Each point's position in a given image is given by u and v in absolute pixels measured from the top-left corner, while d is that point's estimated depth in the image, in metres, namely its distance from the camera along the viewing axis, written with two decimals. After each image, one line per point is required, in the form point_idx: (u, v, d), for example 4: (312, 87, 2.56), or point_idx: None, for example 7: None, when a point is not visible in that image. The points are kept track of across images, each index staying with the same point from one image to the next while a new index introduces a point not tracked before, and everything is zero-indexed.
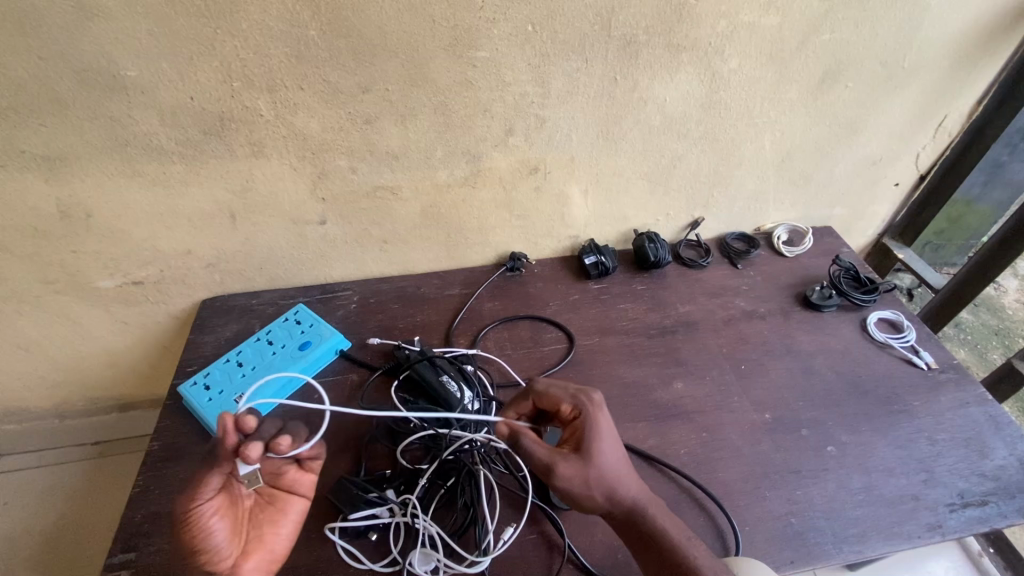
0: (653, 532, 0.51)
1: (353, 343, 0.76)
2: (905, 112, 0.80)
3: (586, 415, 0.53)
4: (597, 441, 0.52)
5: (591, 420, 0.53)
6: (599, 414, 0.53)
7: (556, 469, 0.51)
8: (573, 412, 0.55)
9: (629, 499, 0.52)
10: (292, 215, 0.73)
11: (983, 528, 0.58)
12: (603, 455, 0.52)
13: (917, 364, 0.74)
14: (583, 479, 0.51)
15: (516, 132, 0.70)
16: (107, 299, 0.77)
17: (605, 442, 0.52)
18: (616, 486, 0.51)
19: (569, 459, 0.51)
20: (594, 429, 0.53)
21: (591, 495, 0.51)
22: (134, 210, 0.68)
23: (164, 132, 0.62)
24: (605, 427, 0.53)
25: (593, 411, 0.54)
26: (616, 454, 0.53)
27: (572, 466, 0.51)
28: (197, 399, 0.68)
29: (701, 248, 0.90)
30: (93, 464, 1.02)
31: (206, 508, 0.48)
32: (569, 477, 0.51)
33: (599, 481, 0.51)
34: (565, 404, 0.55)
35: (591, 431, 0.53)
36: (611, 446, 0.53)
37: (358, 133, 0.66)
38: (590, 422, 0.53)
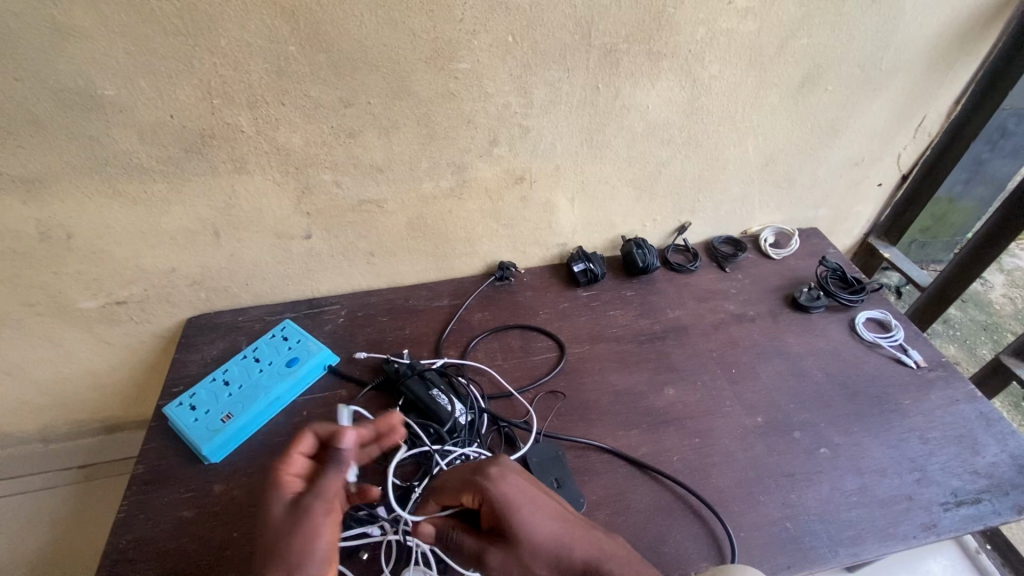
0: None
1: (341, 358, 0.76)
2: (884, 113, 0.81)
3: (486, 495, 0.49)
4: (511, 517, 0.48)
5: (496, 498, 0.49)
6: (496, 489, 0.49)
7: (486, 557, 0.48)
8: (476, 498, 0.50)
9: (579, 560, 0.48)
10: (277, 230, 0.72)
11: (978, 526, 0.58)
12: (524, 531, 0.48)
13: (906, 363, 0.75)
14: (517, 561, 0.47)
15: (501, 142, 0.70)
16: (90, 320, 0.76)
17: (524, 515, 0.48)
18: (549, 557, 0.47)
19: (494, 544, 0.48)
20: (504, 506, 0.48)
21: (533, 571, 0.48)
22: (116, 229, 0.67)
23: (144, 150, 0.61)
24: (515, 501, 0.49)
25: (494, 489, 0.49)
26: (546, 525, 0.49)
27: (500, 551, 0.48)
28: (183, 420, 0.67)
29: (689, 252, 0.90)
30: (79, 489, 1.00)
31: (324, 513, 0.46)
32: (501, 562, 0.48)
33: (532, 559, 0.47)
34: (466, 495, 0.50)
35: (497, 509, 0.48)
36: (535, 518, 0.49)
37: (341, 147, 0.66)
38: (493, 501, 0.49)
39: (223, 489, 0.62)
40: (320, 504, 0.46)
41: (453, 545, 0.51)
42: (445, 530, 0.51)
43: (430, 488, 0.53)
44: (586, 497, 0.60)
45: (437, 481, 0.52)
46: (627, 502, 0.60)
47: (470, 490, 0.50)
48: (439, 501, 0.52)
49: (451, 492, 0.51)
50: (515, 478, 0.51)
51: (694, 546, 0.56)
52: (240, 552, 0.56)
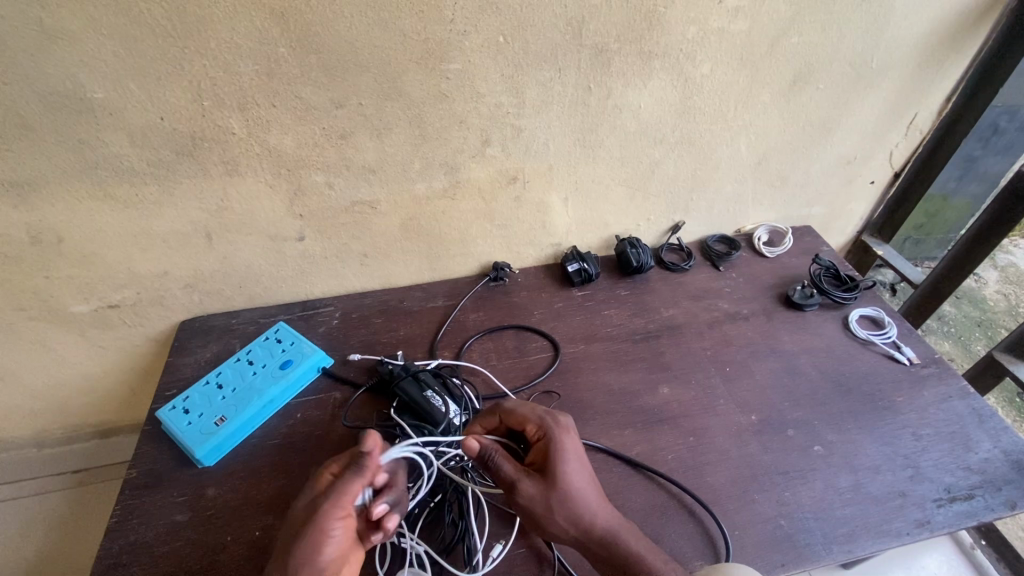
0: (620, 559, 0.49)
1: (335, 360, 0.76)
2: (876, 111, 0.82)
3: (550, 437, 0.53)
4: (560, 463, 0.51)
5: (555, 444, 0.52)
6: (563, 437, 0.53)
7: (518, 486, 0.51)
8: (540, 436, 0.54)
9: (597, 526, 0.50)
10: (270, 232, 0.72)
11: (972, 522, 0.58)
12: (568, 479, 0.51)
13: (899, 360, 0.75)
14: (545, 501, 0.50)
15: (493, 143, 0.70)
16: (83, 324, 0.76)
17: (573, 466, 0.52)
18: (575, 511, 0.50)
19: (534, 479, 0.51)
20: (559, 452, 0.52)
21: (553, 517, 0.50)
22: (107, 233, 0.67)
23: (135, 154, 0.61)
24: (570, 452, 0.52)
25: (560, 433, 0.53)
26: (586, 482, 0.52)
27: (534, 486, 0.51)
28: (177, 423, 0.66)
29: (683, 251, 0.90)
30: (73, 494, 0.99)
31: (337, 520, 0.47)
32: (530, 496, 0.50)
33: (558, 505, 0.50)
34: (534, 425, 0.54)
35: (555, 451, 0.52)
36: (581, 473, 0.52)
37: (333, 149, 0.66)
38: (554, 444, 0.52)
39: (216, 492, 0.61)
40: (336, 510, 0.47)
41: (489, 466, 0.52)
42: (488, 451, 0.52)
43: (496, 406, 0.57)
44: None
45: (506, 404, 0.56)
46: (622, 501, 0.60)
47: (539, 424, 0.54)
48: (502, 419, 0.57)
49: (519, 418, 0.55)
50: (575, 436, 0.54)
51: (688, 544, 0.56)
52: (233, 555, 0.56)
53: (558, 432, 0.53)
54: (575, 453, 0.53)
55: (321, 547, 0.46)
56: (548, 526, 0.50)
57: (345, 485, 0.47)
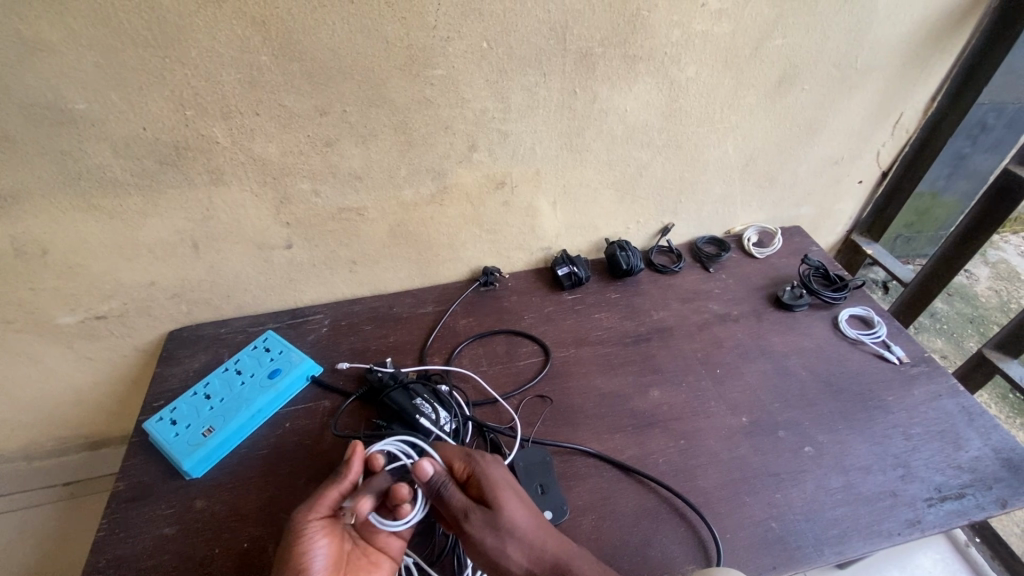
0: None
1: (324, 368, 0.75)
2: (862, 112, 0.82)
3: (481, 470, 0.52)
4: (500, 493, 0.51)
5: (489, 475, 0.52)
6: (490, 466, 0.53)
7: (469, 519, 0.49)
8: (466, 470, 0.53)
9: (549, 554, 0.48)
10: (257, 240, 0.72)
11: (962, 521, 0.58)
12: (508, 506, 0.50)
13: (889, 359, 0.75)
14: (494, 530, 0.48)
15: (480, 148, 0.70)
16: (69, 336, 0.75)
17: (510, 494, 0.51)
18: (524, 543, 0.48)
19: (480, 507, 0.49)
20: (492, 483, 0.51)
21: (504, 550, 0.48)
22: (92, 244, 0.66)
23: (117, 163, 0.61)
24: (503, 481, 0.52)
25: (489, 466, 0.53)
26: (526, 515, 0.51)
27: (483, 514, 0.49)
28: (163, 435, 0.66)
29: (673, 253, 0.90)
30: (64, 506, 0.98)
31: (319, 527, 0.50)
32: (479, 527, 0.48)
33: (507, 533, 0.48)
34: (459, 461, 0.53)
35: (489, 480, 0.51)
36: (518, 500, 0.51)
37: (319, 156, 0.65)
38: (484, 476, 0.52)
39: (204, 504, 0.61)
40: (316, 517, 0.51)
41: (439, 495, 0.50)
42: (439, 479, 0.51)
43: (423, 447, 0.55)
44: (571, 504, 0.60)
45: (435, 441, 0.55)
46: (612, 507, 0.59)
47: (464, 458, 0.54)
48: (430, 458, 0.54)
49: (446, 456, 0.54)
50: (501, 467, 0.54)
51: (679, 550, 0.56)
52: (220, 568, 0.55)
53: (486, 465, 0.53)
54: (506, 481, 0.53)
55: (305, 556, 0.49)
56: (501, 562, 0.48)
57: (319, 494, 0.51)
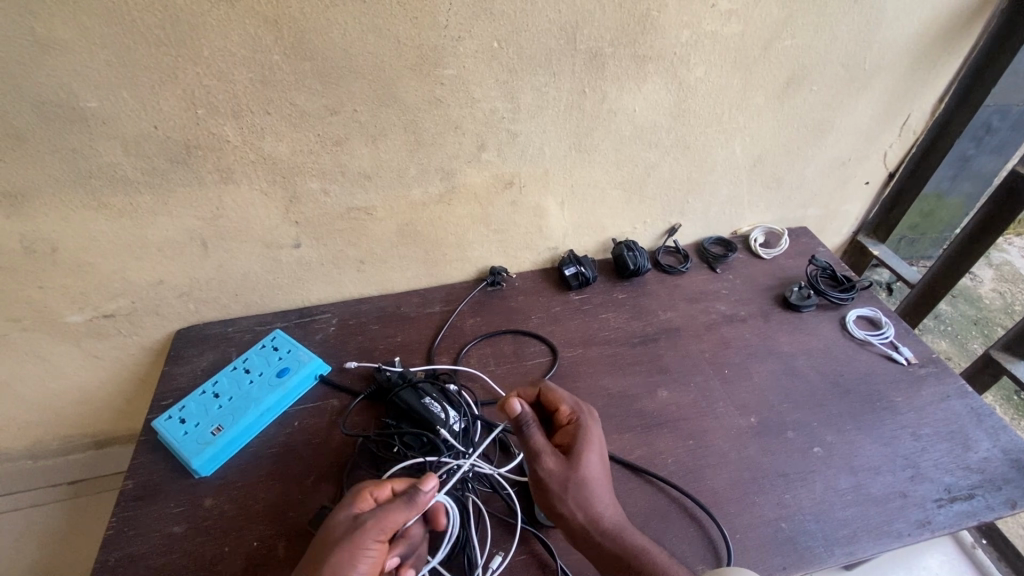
0: (618, 546, 0.50)
1: (332, 367, 0.75)
2: (869, 113, 0.82)
3: (583, 424, 0.56)
4: (589, 449, 0.54)
5: (587, 432, 0.56)
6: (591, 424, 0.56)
7: (543, 461, 0.53)
8: (570, 418, 0.57)
9: (606, 518, 0.52)
10: (265, 239, 0.72)
11: (972, 521, 0.58)
12: (590, 463, 0.53)
13: (897, 360, 0.75)
14: (564, 479, 0.52)
15: (489, 148, 0.70)
16: (77, 335, 0.75)
17: (597, 455, 0.55)
18: (587, 501, 0.52)
19: (556, 455, 0.54)
20: (587, 437, 0.55)
21: (567, 497, 0.52)
22: (102, 243, 0.66)
23: (127, 162, 0.61)
24: (597, 440, 0.56)
25: (591, 424, 0.57)
26: (602, 475, 0.54)
27: (558, 463, 0.53)
28: (172, 434, 0.66)
29: (679, 254, 0.90)
30: (70, 504, 0.98)
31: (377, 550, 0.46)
32: (552, 471, 0.53)
33: (580, 484, 0.52)
34: (567, 407, 0.58)
35: (584, 437, 0.55)
36: (601, 464, 0.55)
37: (328, 155, 0.66)
38: (584, 430, 0.56)
39: (213, 502, 0.61)
40: (377, 538, 0.46)
41: (522, 430, 0.54)
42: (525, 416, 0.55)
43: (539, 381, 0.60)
44: None
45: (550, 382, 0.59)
46: (621, 506, 0.59)
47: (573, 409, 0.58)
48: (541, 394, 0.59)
49: (557, 398, 0.58)
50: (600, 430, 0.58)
51: (689, 549, 0.56)
52: (230, 566, 0.55)
53: (589, 422, 0.57)
54: (598, 443, 0.56)
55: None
56: (559, 507, 0.52)
57: (393, 516, 0.47)
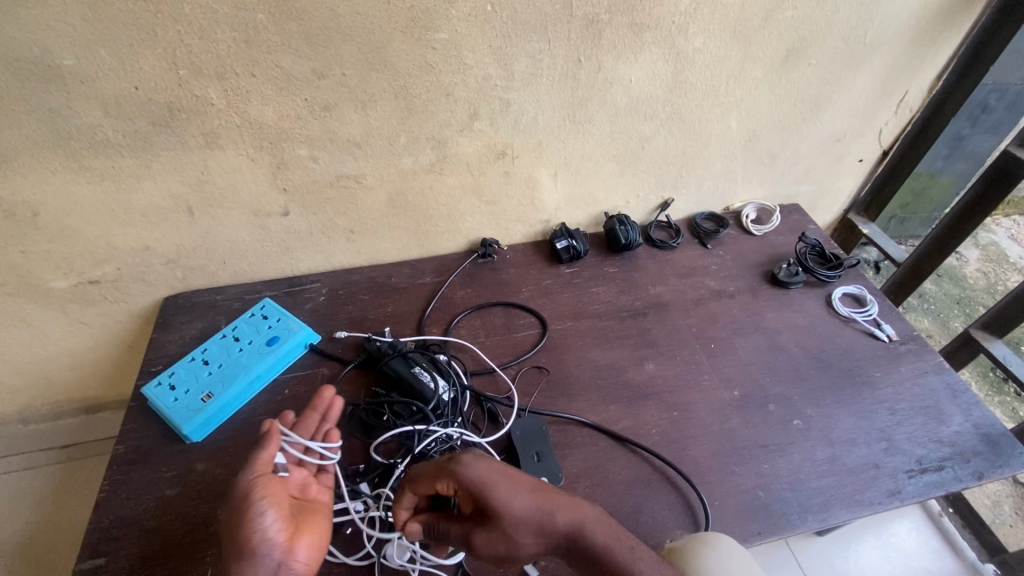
0: (597, 558, 0.46)
1: (323, 337, 0.75)
2: (867, 89, 0.81)
3: (463, 485, 0.47)
4: (488, 498, 0.46)
5: (472, 487, 0.46)
6: (467, 470, 0.47)
7: (473, 540, 0.47)
8: (450, 486, 0.48)
9: (562, 529, 0.46)
10: (253, 207, 0.71)
11: (940, 491, 0.61)
12: (503, 512, 0.46)
13: (879, 337, 0.76)
14: (501, 540, 0.46)
15: (481, 117, 0.69)
16: (63, 300, 0.74)
17: (501, 491, 0.46)
18: (534, 529, 0.46)
19: (476, 527, 0.47)
20: (478, 490, 0.46)
21: (519, 547, 0.46)
22: (84, 207, 0.65)
23: (108, 124, 0.59)
24: (487, 480, 0.47)
25: (464, 473, 0.47)
26: (527, 503, 0.46)
27: (483, 534, 0.47)
28: (163, 399, 0.66)
29: (671, 229, 0.90)
30: (64, 468, 0.99)
31: (263, 483, 0.47)
32: (487, 544, 0.47)
33: (517, 537, 0.46)
34: (439, 483, 0.48)
35: (472, 488, 0.47)
36: (513, 494, 0.47)
37: (316, 121, 0.64)
38: (469, 487, 0.47)
39: (205, 467, 0.62)
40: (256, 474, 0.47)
41: (436, 532, 0.49)
42: (428, 524, 0.50)
43: (403, 479, 0.51)
44: (566, 471, 0.61)
45: (409, 472, 0.50)
46: (606, 474, 0.61)
47: (441, 475, 0.48)
48: (414, 488, 0.50)
49: (425, 481, 0.49)
50: (481, 459, 0.48)
51: (669, 515, 0.58)
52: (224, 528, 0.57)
53: (463, 473, 0.47)
54: (491, 478, 0.47)
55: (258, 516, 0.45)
56: (524, 553, 0.47)
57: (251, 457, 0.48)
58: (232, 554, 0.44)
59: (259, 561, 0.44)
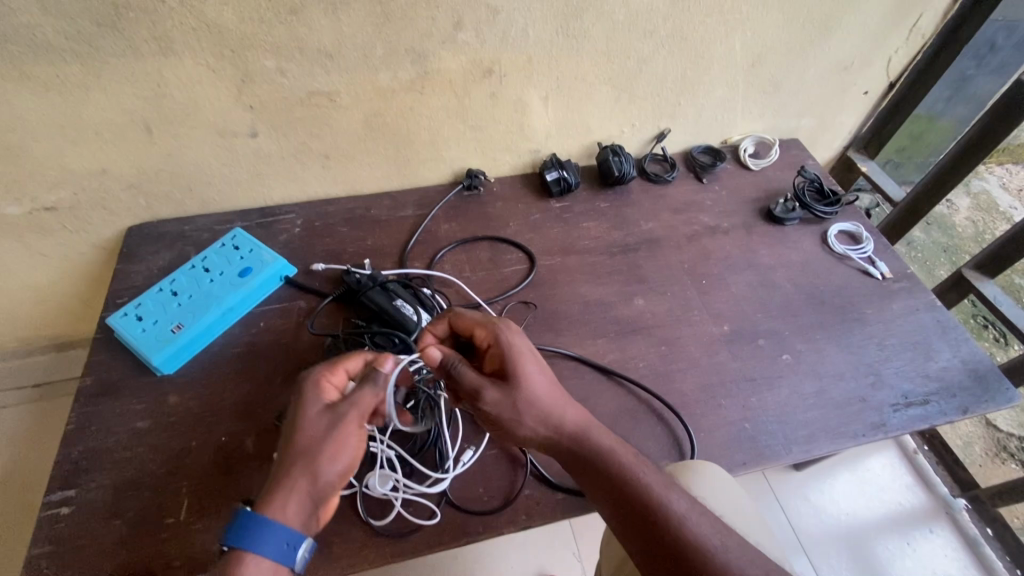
0: (592, 457, 0.47)
1: (299, 269, 0.72)
2: (880, 10, 0.76)
3: (502, 341, 0.51)
4: (519, 365, 0.50)
5: (508, 346, 0.51)
6: (513, 337, 0.51)
7: (483, 395, 0.49)
8: (489, 339, 0.52)
9: (568, 424, 0.49)
10: (217, 125, 0.65)
11: (924, 424, 0.61)
12: (527, 381, 0.50)
13: (873, 274, 0.75)
14: (509, 406, 0.49)
15: (466, 27, 0.63)
16: (17, 229, 0.69)
17: (532, 368, 0.50)
18: (541, 414, 0.49)
19: (493, 384, 0.49)
20: (514, 355, 0.50)
21: (521, 421, 0.49)
22: (28, 121, 0.59)
23: (46, 21, 0.53)
24: (524, 353, 0.51)
25: (510, 337, 0.51)
26: (547, 387, 0.50)
27: (497, 391, 0.49)
28: (130, 331, 0.63)
29: (667, 162, 0.86)
30: (36, 408, 0.97)
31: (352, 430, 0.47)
32: (496, 401, 0.49)
33: (524, 408, 0.49)
34: (480, 330, 0.52)
35: (509, 354, 0.50)
36: (540, 373, 0.51)
37: (282, 26, 0.58)
38: (505, 347, 0.51)
39: (178, 400, 0.60)
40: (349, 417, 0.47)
41: (451, 375, 0.50)
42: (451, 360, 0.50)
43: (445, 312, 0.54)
44: None
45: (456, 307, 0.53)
46: (593, 406, 0.60)
47: (486, 327, 0.52)
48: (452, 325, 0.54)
49: (468, 323, 0.53)
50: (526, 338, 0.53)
51: (654, 446, 0.58)
52: (200, 459, 0.55)
53: (510, 336, 0.51)
54: (530, 354, 0.51)
55: (338, 456, 0.46)
56: (518, 432, 0.49)
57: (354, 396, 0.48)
58: (296, 482, 0.44)
59: (306, 499, 0.44)
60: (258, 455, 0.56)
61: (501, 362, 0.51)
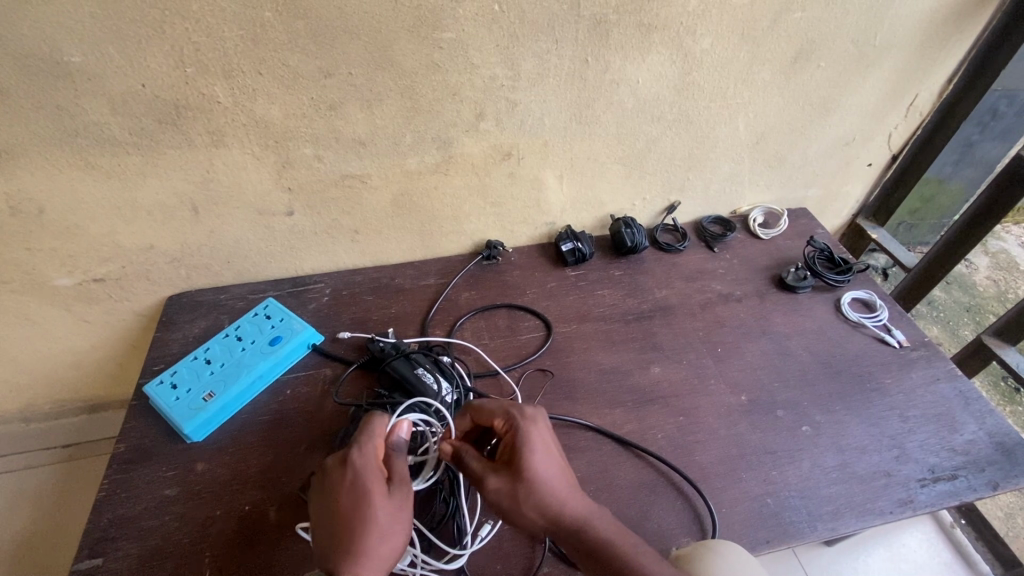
0: (588, 550, 0.47)
1: (325, 337, 0.75)
2: (876, 91, 0.80)
3: (516, 426, 0.52)
4: (527, 456, 0.50)
5: (522, 433, 0.51)
6: (529, 426, 0.52)
7: (484, 483, 0.50)
8: (505, 425, 0.53)
9: (569, 515, 0.49)
10: (257, 206, 0.70)
11: (953, 501, 0.59)
12: (532, 467, 0.50)
13: (889, 342, 0.75)
14: (509, 494, 0.49)
15: (487, 117, 0.68)
16: (66, 298, 0.74)
17: (539, 457, 0.50)
18: (541, 503, 0.49)
19: (497, 472, 0.50)
20: (525, 443, 0.51)
21: (521, 512, 0.49)
22: (90, 205, 0.65)
23: (115, 122, 0.59)
24: (533, 441, 0.51)
25: (525, 425, 0.52)
26: (552, 475, 0.50)
27: (500, 478, 0.50)
28: (164, 399, 0.66)
29: (678, 232, 0.89)
30: (65, 467, 0.99)
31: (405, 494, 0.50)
32: (497, 490, 0.49)
33: (524, 499, 0.49)
34: (499, 418, 0.53)
35: (521, 443, 0.51)
36: (546, 461, 0.51)
37: (322, 120, 0.64)
38: (519, 435, 0.51)
39: (206, 467, 0.61)
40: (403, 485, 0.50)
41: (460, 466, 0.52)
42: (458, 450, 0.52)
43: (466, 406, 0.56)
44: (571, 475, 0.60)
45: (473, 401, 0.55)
46: (611, 479, 0.60)
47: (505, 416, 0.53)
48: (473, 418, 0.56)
49: (486, 414, 0.54)
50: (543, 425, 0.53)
51: (675, 521, 0.57)
52: (223, 529, 0.56)
53: (525, 424, 0.52)
54: (542, 443, 0.52)
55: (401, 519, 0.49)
56: (517, 519, 0.49)
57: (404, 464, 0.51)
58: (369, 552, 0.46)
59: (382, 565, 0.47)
60: (280, 525, 0.57)
61: (511, 451, 0.51)
